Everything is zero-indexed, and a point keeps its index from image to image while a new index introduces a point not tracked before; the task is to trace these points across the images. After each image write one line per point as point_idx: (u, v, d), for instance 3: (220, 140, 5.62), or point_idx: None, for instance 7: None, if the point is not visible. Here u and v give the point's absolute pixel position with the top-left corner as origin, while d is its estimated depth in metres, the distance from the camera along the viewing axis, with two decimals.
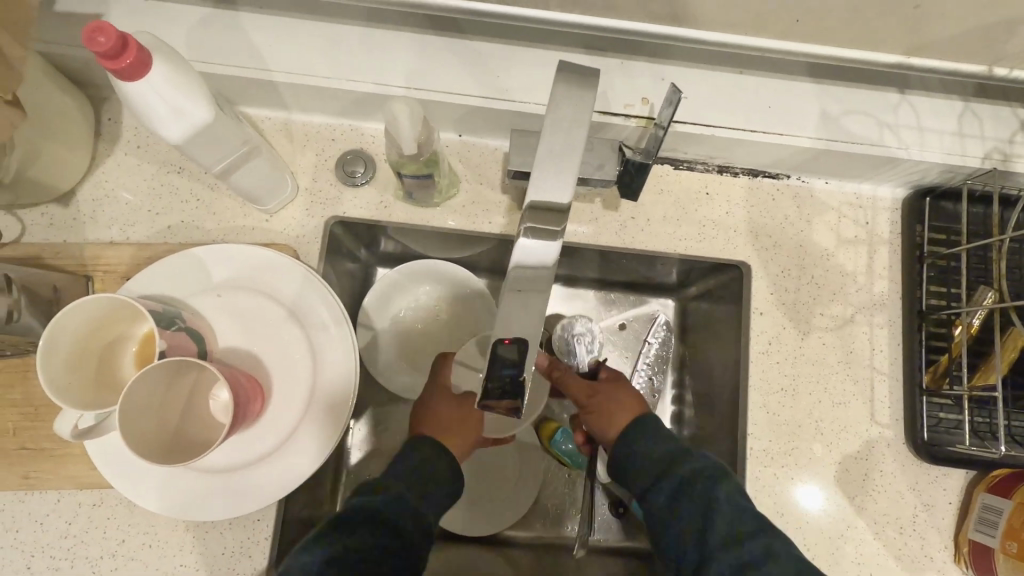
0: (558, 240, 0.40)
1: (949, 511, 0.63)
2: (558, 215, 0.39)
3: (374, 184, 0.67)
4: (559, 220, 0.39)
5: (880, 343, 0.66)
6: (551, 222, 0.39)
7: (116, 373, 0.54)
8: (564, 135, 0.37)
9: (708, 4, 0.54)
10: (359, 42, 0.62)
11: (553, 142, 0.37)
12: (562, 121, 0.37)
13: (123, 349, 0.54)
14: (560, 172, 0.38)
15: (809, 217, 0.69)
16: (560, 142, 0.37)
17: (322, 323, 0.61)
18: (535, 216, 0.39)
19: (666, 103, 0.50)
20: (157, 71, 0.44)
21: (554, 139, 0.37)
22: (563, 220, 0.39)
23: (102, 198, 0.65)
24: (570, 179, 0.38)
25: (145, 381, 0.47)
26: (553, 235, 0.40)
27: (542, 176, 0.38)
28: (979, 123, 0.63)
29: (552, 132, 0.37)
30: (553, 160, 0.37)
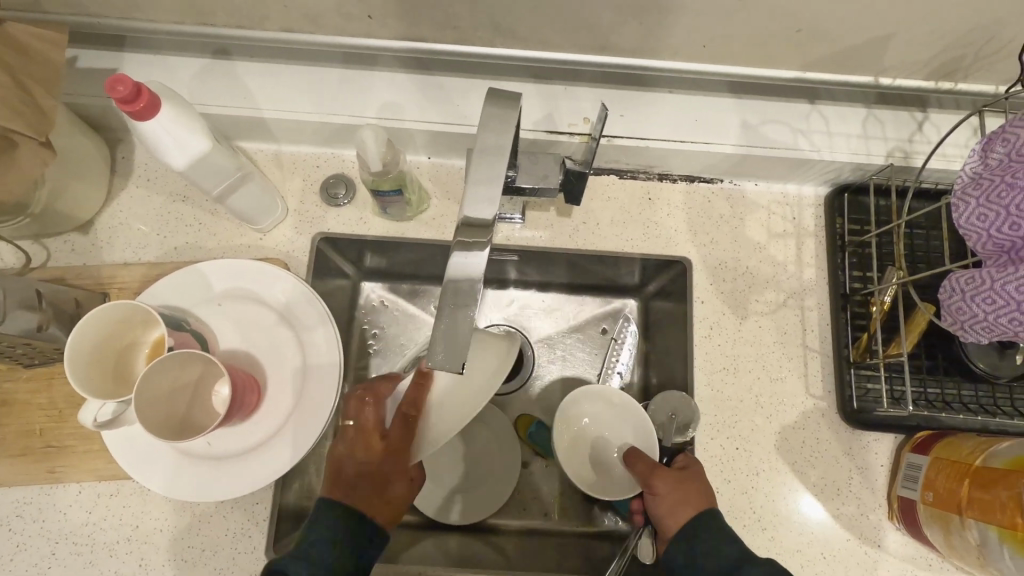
0: (487, 251, 0.47)
1: (881, 473, 0.69)
2: (484, 229, 0.47)
3: (355, 204, 0.76)
4: (485, 233, 0.47)
5: (810, 324, 0.74)
6: (479, 235, 0.47)
7: (128, 369, 0.62)
8: (495, 159, 0.47)
9: (627, 35, 0.64)
10: (337, 82, 0.72)
11: (483, 160, 0.47)
12: (490, 139, 0.47)
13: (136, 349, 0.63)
14: (486, 191, 0.47)
15: (741, 216, 0.77)
16: (490, 158, 0.47)
17: (309, 325, 0.69)
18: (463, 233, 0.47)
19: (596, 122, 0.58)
20: (165, 112, 0.53)
21: (480, 162, 0.47)
22: (488, 233, 0.47)
23: (117, 226, 0.74)
24: (496, 194, 0.47)
25: (159, 371, 0.55)
26: (483, 247, 0.47)
27: (473, 198, 0.47)
28: (880, 126, 0.72)
29: (484, 152, 0.47)
30: (481, 179, 0.47)
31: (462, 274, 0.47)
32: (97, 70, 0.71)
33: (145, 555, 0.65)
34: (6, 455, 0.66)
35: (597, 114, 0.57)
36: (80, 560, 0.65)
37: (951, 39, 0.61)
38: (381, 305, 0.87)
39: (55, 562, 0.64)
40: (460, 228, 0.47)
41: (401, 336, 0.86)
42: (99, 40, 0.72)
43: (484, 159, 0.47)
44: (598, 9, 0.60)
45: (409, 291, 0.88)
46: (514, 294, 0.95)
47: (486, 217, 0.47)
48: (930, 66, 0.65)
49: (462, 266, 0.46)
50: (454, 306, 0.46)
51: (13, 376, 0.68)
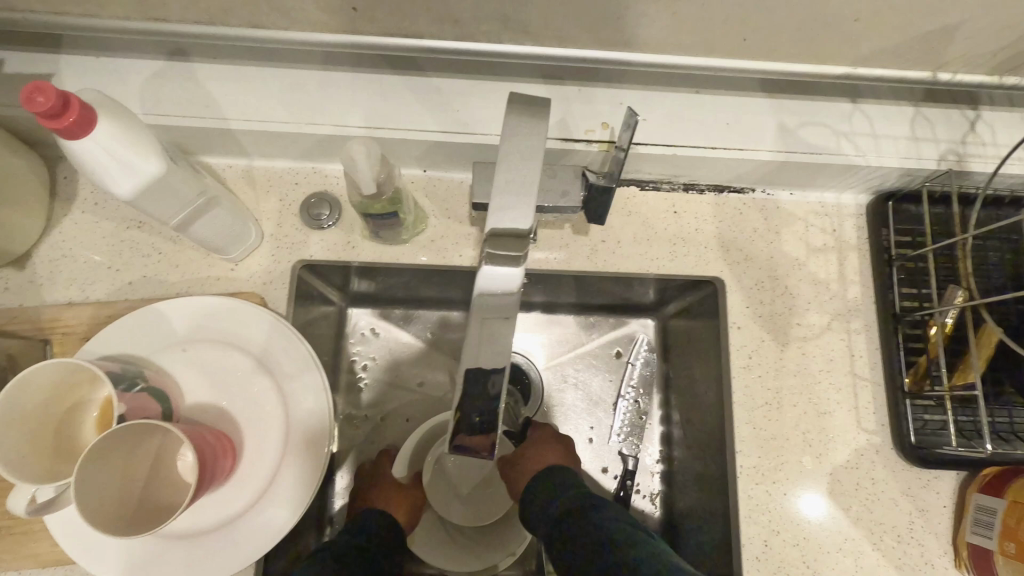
0: (522, 265, 0.39)
1: (944, 515, 0.62)
2: (521, 242, 0.39)
3: (341, 225, 0.66)
4: (522, 245, 0.39)
5: (858, 349, 0.66)
6: (515, 248, 0.39)
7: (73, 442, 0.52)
8: (525, 177, 0.38)
9: (655, 29, 0.55)
10: (315, 86, 0.62)
11: (508, 168, 0.37)
12: (515, 156, 0.37)
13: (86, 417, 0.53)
14: (518, 197, 0.37)
15: (776, 229, 0.69)
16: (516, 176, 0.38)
17: (292, 371, 0.59)
18: (500, 243, 0.39)
19: (624, 126, 0.50)
20: (102, 129, 0.43)
21: (509, 168, 0.37)
22: (526, 245, 0.39)
23: (59, 258, 0.63)
24: (530, 208, 0.38)
25: (101, 451, 0.45)
26: (517, 261, 0.39)
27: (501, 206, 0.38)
28: (931, 127, 0.65)
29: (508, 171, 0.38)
30: (507, 194, 0.37)
31: (493, 288, 0.40)
32: (28, 75, 0.60)
33: None
34: None
35: (630, 118, 0.48)
36: None
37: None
38: (372, 335, 0.77)
39: None
40: (490, 239, 0.39)
41: (395, 369, 0.76)
42: (31, 40, 0.61)
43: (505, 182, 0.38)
44: None
45: (403, 318, 0.78)
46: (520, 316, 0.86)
47: (522, 228, 0.38)
48: (994, 60, 0.58)
49: (493, 281, 0.39)
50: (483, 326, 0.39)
51: None
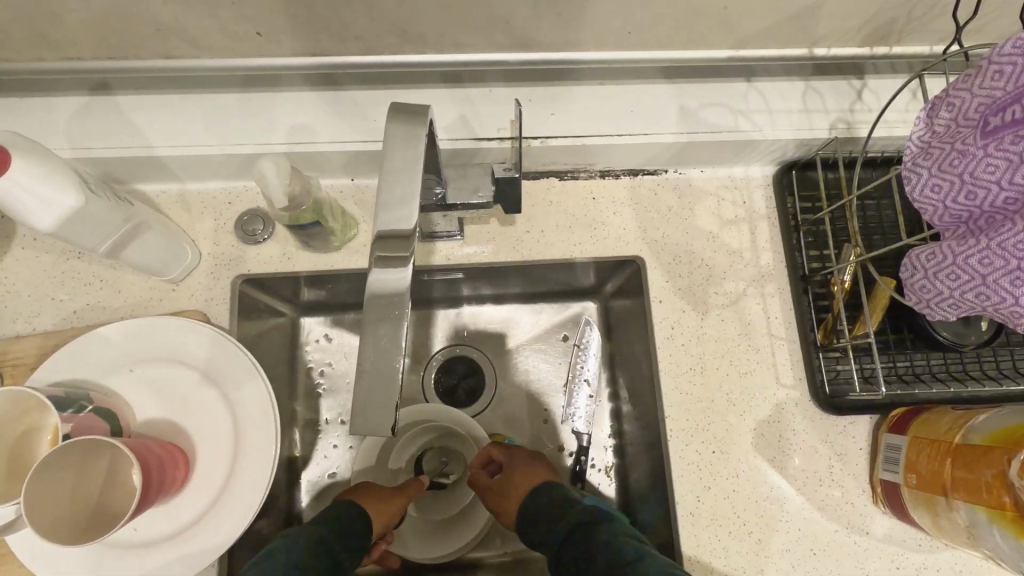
0: (410, 265, 0.42)
1: (861, 457, 0.67)
2: (404, 240, 0.41)
3: (275, 238, 0.69)
4: (408, 245, 0.41)
5: (773, 310, 0.71)
6: (399, 248, 0.41)
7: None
8: (406, 184, 0.41)
9: (544, 30, 0.59)
10: (237, 107, 0.65)
11: (392, 176, 0.41)
12: (395, 169, 0.41)
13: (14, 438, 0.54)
14: (401, 197, 0.41)
15: (690, 205, 0.73)
16: (399, 191, 0.41)
17: (237, 381, 0.61)
18: (384, 245, 0.41)
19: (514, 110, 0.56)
20: (19, 169, 0.45)
21: (392, 180, 0.41)
22: (409, 244, 0.41)
23: (3, 295, 0.65)
24: (412, 206, 0.41)
25: (40, 480, 0.47)
26: (405, 260, 0.42)
27: (386, 208, 0.41)
28: (821, 98, 0.70)
29: (389, 200, 0.41)
30: (392, 201, 0.41)
31: (385, 291, 0.41)
32: None
33: None
34: None
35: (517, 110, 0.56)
36: None
37: (880, 3, 0.58)
38: (325, 341, 0.80)
39: None
40: (376, 240, 0.42)
41: (347, 371, 0.79)
42: None
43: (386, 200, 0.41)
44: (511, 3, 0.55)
45: (353, 322, 0.81)
46: (469, 311, 0.90)
47: (405, 228, 0.41)
48: (864, 32, 0.63)
49: (383, 282, 0.41)
50: (377, 327, 0.41)
51: None
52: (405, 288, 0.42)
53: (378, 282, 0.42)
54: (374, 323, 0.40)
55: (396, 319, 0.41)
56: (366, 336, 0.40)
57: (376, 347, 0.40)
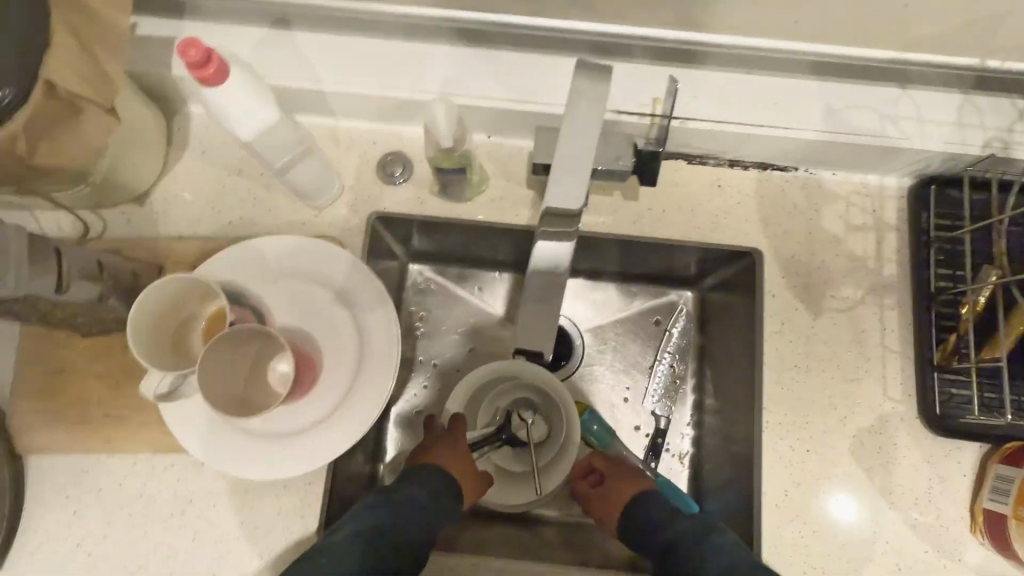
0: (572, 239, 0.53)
1: (963, 483, 0.65)
2: (569, 219, 0.50)
3: (411, 181, 0.74)
4: (571, 224, 0.51)
5: (890, 323, 0.69)
6: (566, 223, 0.51)
7: (148, 335, 0.58)
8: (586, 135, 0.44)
9: (710, 10, 0.60)
10: (399, 54, 0.70)
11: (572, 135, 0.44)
12: (576, 131, 0.44)
13: (170, 315, 0.60)
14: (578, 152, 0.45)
15: (818, 206, 0.73)
16: (574, 155, 0.45)
17: (367, 305, 0.67)
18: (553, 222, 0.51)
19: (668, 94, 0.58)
20: (235, 79, 0.50)
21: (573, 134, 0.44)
22: (574, 222, 0.50)
23: (173, 198, 0.73)
24: (585, 168, 0.45)
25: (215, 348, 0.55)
26: (568, 235, 0.53)
27: (562, 163, 0.45)
28: (979, 114, 0.67)
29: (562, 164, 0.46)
30: (570, 160, 0.45)
31: (548, 258, 0.54)
32: (156, 38, 0.70)
33: (202, 529, 0.65)
34: (66, 424, 0.67)
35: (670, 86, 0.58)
36: (137, 531, 0.65)
37: None
38: (427, 288, 0.86)
39: (113, 532, 0.65)
40: (547, 216, 0.50)
41: (446, 319, 0.84)
42: (160, 7, 0.70)
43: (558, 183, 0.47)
44: None
45: (460, 274, 0.86)
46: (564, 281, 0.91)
47: (572, 209, 0.49)
48: None
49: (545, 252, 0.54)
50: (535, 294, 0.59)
51: (72, 346, 0.69)
52: (565, 258, 0.55)
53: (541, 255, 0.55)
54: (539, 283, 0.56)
55: None
56: None
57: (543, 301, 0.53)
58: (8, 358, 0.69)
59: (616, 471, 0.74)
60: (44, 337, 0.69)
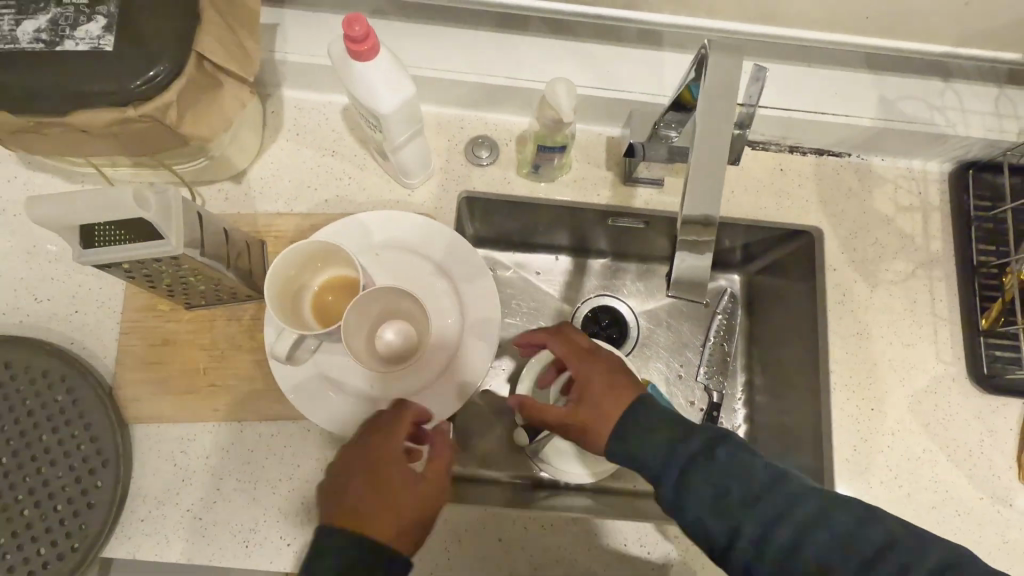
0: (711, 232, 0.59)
1: (1011, 436, 0.72)
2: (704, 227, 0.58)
3: (497, 164, 0.78)
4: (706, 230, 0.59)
5: (939, 293, 0.76)
6: (703, 228, 0.58)
7: (281, 285, 0.60)
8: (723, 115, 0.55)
9: (789, 7, 0.67)
10: (493, 45, 0.75)
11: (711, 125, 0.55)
12: (713, 125, 0.55)
13: (298, 272, 0.62)
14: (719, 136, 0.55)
15: (869, 188, 0.80)
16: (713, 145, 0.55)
17: (466, 276, 0.70)
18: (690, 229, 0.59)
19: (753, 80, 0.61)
20: (381, 55, 0.54)
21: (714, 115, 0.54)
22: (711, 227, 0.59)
23: (268, 178, 0.76)
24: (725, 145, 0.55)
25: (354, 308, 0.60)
26: (699, 242, 0.60)
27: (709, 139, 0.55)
28: (1013, 106, 0.75)
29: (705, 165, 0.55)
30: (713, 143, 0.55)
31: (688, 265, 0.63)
32: (261, 24, 0.73)
33: (306, 493, 0.67)
34: (170, 392, 0.68)
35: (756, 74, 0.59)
36: (241, 496, 0.67)
37: None
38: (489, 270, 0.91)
39: (218, 498, 0.67)
40: (685, 226, 0.58)
41: (509, 297, 0.90)
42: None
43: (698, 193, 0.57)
44: None
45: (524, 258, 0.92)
46: (614, 263, 0.93)
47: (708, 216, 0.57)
48: None
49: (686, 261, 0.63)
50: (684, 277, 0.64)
51: (175, 318, 0.70)
52: (706, 268, 0.63)
53: (686, 263, 0.64)
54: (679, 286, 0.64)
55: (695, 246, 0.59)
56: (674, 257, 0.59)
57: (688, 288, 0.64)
58: (110, 330, 0.70)
59: (600, 393, 0.56)
60: (145, 309, 0.70)
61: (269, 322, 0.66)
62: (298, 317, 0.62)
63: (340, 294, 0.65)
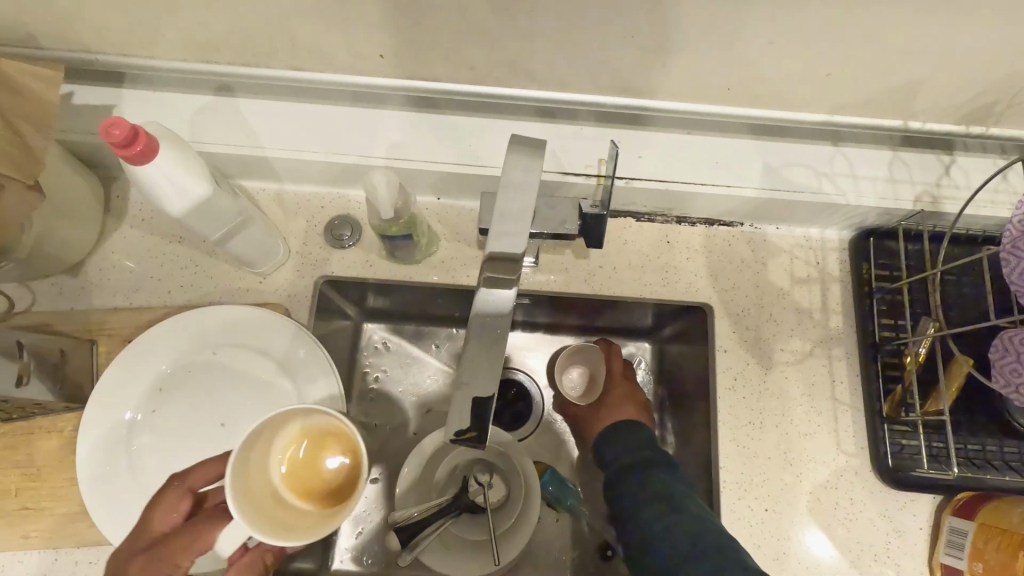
0: (516, 285, 0.46)
1: (920, 537, 0.65)
2: (514, 265, 0.45)
3: (360, 246, 0.72)
4: (514, 269, 0.45)
5: (839, 374, 0.70)
6: (510, 271, 0.45)
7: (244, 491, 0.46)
8: (523, 188, 0.43)
9: (647, 78, 0.62)
10: (345, 119, 0.70)
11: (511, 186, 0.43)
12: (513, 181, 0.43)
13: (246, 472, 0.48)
14: (520, 194, 0.43)
15: (763, 260, 0.74)
16: (515, 192, 0.43)
17: (310, 376, 0.64)
18: (496, 267, 0.45)
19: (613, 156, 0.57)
20: (164, 155, 0.50)
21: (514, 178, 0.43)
22: (518, 268, 0.45)
23: (107, 269, 0.70)
24: (531, 193, 0.43)
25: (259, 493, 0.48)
26: (511, 283, 0.46)
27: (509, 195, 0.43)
28: (908, 170, 0.70)
29: (505, 218, 0.43)
30: (514, 190, 0.43)
31: (491, 309, 0.46)
32: (92, 107, 0.68)
33: None
34: None
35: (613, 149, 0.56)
36: None
37: (985, 83, 0.59)
38: (383, 347, 0.82)
39: None
40: (487, 262, 0.44)
41: (402, 379, 0.80)
42: (98, 75, 0.69)
43: (500, 234, 0.43)
44: (619, 53, 0.58)
45: (414, 333, 0.83)
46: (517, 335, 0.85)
47: (515, 252, 0.44)
48: (960, 111, 0.64)
49: (489, 302, 0.46)
50: (480, 340, 0.45)
51: None
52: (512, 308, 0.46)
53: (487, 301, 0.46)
54: (481, 335, 0.45)
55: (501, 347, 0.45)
56: (467, 377, 0.45)
57: (477, 366, 0.45)
58: None
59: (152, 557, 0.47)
60: None
61: (85, 436, 0.61)
62: (298, 532, 0.47)
63: (349, 482, 0.52)
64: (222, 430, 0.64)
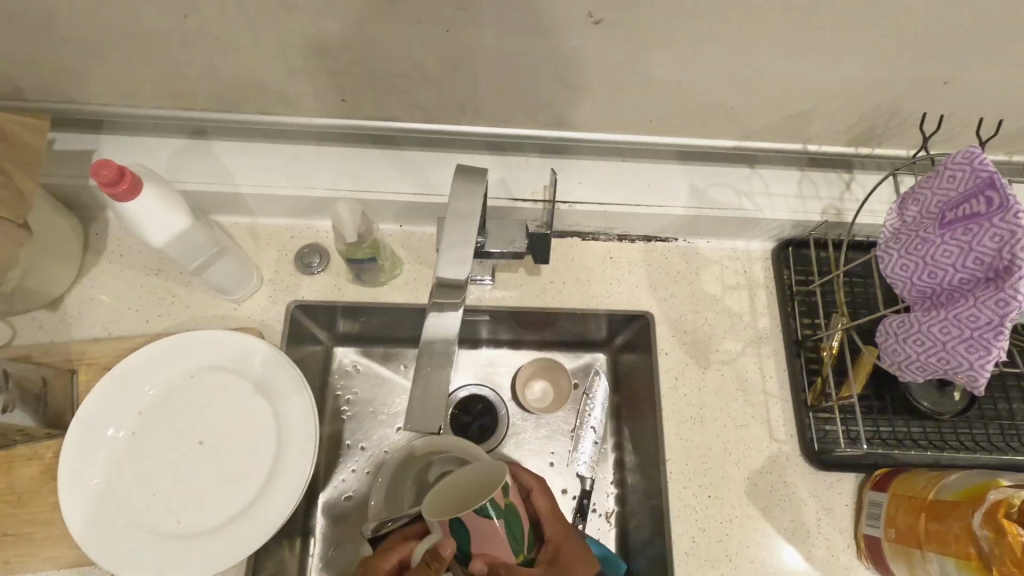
0: (461, 309, 0.52)
1: (846, 513, 0.72)
2: (458, 291, 0.52)
3: (328, 271, 0.78)
4: (457, 294, 0.52)
5: (768, 370, 0.78)
6: (454, 296, 0.52)
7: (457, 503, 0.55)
8: (468, 220, 0.50)
9: (580, 114, 0.71)
10: (311, 156, 0.76)
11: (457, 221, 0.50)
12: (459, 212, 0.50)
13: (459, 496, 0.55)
14: (466, 226, 0.50)
15: (697, 271, 0.82)
16: (462, 223, 0.50)
17: (284, 392, 0.69)
18: (442, 293, 0.52)
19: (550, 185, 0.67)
20: (145, 190, 0.57)
21: (461, 207, 0.50)
22: (462, 294, 0.52)
23: (87, 303, 0.74)
24: (473, 225, 0.50)
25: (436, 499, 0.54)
26: (457, 307, 0.52)
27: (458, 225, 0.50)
28: (815, 187, 0.80)
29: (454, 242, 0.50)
30: (460, 216, 0.50)
31: (439, 333, 0.52)
32: (74, 151, 0.74)
33: None
34: None
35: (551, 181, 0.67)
36: None
37: (864, 112, 0.70)
38: (354, 370, 0.85)
39: None
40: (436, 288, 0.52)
41: (371, 400, 0.84)
42: (79, 123, 0.74)
43: (451, 260, 0.50)
44: (551, 94, 0.67)
45: (384, 353, 0.86)
46: (482, 352, 0.89)
47: (460, 275, 0.51)
48: (848, 135, 0.75)
49: (439, 326, 0.52)
50: (430, 363, 0.51)
51: None
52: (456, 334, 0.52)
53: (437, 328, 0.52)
54: (427, 360, 0.51)
55: (445, 365, 0.51)
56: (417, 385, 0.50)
57: (424, 387, 0.50)
58: None
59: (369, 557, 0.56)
60: None
61: (66, 459, 0.64)
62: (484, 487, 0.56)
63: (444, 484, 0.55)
64: (201, 449, 0.68)
